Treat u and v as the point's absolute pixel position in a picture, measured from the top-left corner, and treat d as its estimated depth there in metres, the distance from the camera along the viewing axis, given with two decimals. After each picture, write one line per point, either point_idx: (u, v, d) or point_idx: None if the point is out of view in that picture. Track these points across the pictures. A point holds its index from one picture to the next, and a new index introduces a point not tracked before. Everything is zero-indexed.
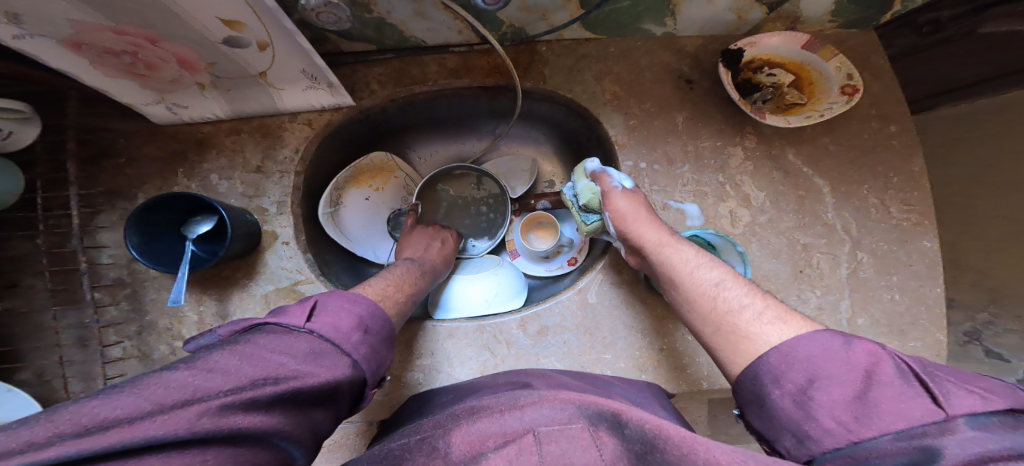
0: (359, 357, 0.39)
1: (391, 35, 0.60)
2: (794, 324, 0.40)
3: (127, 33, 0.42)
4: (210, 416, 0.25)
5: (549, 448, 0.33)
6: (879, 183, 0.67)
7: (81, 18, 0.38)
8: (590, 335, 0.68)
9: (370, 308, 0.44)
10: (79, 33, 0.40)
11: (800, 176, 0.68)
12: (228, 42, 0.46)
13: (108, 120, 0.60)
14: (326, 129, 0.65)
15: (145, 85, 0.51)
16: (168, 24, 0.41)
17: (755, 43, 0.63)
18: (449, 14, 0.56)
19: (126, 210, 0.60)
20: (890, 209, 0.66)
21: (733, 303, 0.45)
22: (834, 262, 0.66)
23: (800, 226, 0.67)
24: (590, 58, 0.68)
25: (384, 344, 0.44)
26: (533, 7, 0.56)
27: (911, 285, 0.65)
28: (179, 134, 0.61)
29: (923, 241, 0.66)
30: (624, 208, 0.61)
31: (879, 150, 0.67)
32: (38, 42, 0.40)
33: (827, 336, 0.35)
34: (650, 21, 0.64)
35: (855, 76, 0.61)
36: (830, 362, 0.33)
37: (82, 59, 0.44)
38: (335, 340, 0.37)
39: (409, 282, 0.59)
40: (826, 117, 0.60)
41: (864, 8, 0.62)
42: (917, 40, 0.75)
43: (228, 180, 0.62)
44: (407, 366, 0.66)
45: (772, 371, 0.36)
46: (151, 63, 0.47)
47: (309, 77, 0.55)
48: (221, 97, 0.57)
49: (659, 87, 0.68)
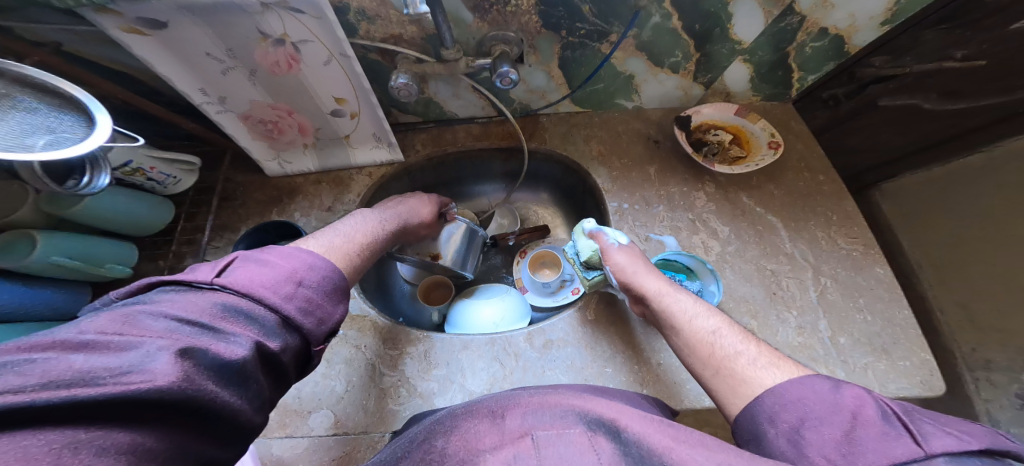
0: (291, 305, 0.40)
1: (434, 110, 0.84)
2: (784, 371, 0.47)
3: (277, 108, 0.65)
4: (93, 381, 0.24)
5: (546, 452, 0.40)
6: (821, 219, 0.82)
7: (258, 98, 0.62)
8: (591, 349, 0.73)
9: (307, 263, 0.46)
10: (250, 108, 0.64)
11: (755, 215, 0.83)
12: (332, 113, 0.68)
13: (233, 172, 0.77)
14: (382, 179, 0.81)
15: (272, 147, 0.73)
16: (301, 100, 0.64)
17: (698, 113, 0.86)
18: (476, 95, 0.79)
19: (230, 240, 0.71)
20: (838, 241, 0.79)
21: (730, 350, 0.52)
22: (802, 286, 0.75)
23: (763, 255, 0.79)
24: (580, 126, 0.91)
25: (326, 298, 0.45)
26: (534, 89, 0.80)
27: (877, 307, 0.73)
28: (279, 184, 0.77)
29: (875, 269, 0.77)
30: (622, 261, 0.70)
31: (814, 194, 0.84)
32: (225, 115, 0.64)
33: (820, 386, 0.42)
34: (621, 98, 0.87)
35: (777, 135, 0.83)
36: (816, 408, 0.40)
37: (243, 128, 0.67)
38: (253, 291, 0.38)
39: (373, 243, 0.63)
40: (761, 165, 0.79)
41: (774, 86, 0.85)
42: (831, 114, 0.97)
43: (306, 217, 0.74)
44: (423, 376, 0.69)
45: (768, 412, 0.43)
46: (281, 130, 0.69)
47: (376, 138, 0.76)
48: (315, 154, 0.77)
49: (633, 147, 0.88)
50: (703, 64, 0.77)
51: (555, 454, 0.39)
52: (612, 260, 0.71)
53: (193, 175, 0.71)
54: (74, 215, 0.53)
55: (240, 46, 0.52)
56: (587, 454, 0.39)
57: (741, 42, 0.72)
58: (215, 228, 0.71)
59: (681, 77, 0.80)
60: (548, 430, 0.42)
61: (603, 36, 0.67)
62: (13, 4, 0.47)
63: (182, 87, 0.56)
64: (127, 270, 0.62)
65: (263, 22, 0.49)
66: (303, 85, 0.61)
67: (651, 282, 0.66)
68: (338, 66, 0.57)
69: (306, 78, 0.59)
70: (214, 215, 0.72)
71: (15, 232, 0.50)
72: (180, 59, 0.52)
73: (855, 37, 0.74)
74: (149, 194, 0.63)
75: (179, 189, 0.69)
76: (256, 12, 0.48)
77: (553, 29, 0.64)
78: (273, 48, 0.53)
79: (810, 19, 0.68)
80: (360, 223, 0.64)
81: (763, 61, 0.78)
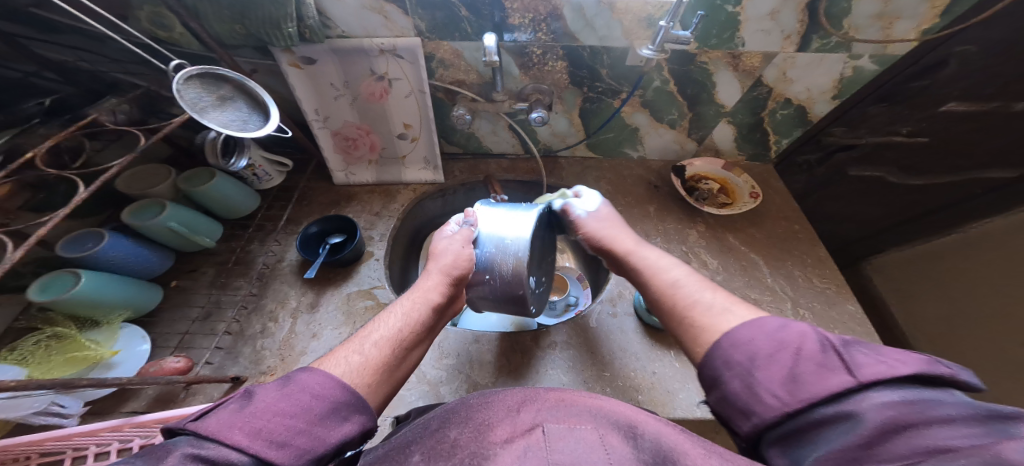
0: (265, 445, 0.32)
1: (473, 144, 1.01)
2: (745, 312, 0.44)
3: (360, 128, 0.86)
4: None
5: (558, 445, 0.37)
6: (799, 261, 0.91)
7: (350, 120, 0.84)
8: (593, 354, 0.75)
9: (297, 386, 0.38)
10: (341, 127, 0.85)
11: (740, 252, 0.92)
12: (398, 136, 0.88)
13: (305, 180, 0.93)
14: (423, 196, 0.95)
15: (345, 161, 0.90)
16: (379, 123, 0.86)
17: (691, 165, 1.03)
18: (510, 133, 0.97)
19: (292, 231, 0.84)
20: (814, 280, 0.87)
21: (689, 299, 0.48)
22: (783, 315, 0.81)
23: (749, 286, 0.86)
24: (593, 168, 1.06)
25: (321, 421, 0.36)
26: (557, 133, 0.98)
27: (854, 340, 0.77)
28: (340, 191, 0.92)
29: (847, 305, 0.83)
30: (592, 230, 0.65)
31: (791, 238, 0.95)
32: (322, 131, 0.85)
33: (742, 337, 0.39)
34: (628, 147, 1.04)
35: (756, 187, 0.98)
36: (735, 354, 0.39)
37: (330, 143, 0.87)
38: (217, 434, 0.31)
39: (404, 338, 0.49)
40: (743, 210, 0.94)
41: (755, 145, 1.04)
42: (809, 178, 1.14)
43: (357, 217, 0.88)
44: (432, 364, 0.73)
45: (722, 356, 0.40)
46: (358, 146, 0.88)
47: (426, 161, 0.93)
48: (375, 170, 0.93)
49: (636, 188, 1.03)
50: (695, 122, 0.96)
51: (567, 450, 0.36)
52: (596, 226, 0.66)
53: (280, 176, 0.90)
54: (197, 193, 0.72)
55: (354, 79, 0.77)
56: (600, 452, 0.36)
57: (724, 105, 0.91)
58: (287, 221, 0.85)
59: (678, 132, 0.99)
60: (560, 424, 0.40)
61: (615, 93, 0.86)
62: (227, 44, 0.71)
63: (303, 105, 0.79)
64: (212, 243, 0.77)
65: (375, 63, 0.74)
66: (385, 112, 0.84)
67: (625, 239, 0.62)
68: (415, 99, 0.80)
69: (389, 106, 0.82)
70: (289, 209, 0.87)
71: (149, 200, 0.68)
72: (311, 84, 0.76)
73: (814, 107, 0.92)
74: (248, 187, 0.82)
75: (267, 186, 0.88)
76: (374, 55, 0.73)
77: (577, 85, 0.83)
78: (374, 83, 0.78)
79: (775, 90, 0.87)
80: (388, 312, 0.52)
81: (743, 123, 0.96)
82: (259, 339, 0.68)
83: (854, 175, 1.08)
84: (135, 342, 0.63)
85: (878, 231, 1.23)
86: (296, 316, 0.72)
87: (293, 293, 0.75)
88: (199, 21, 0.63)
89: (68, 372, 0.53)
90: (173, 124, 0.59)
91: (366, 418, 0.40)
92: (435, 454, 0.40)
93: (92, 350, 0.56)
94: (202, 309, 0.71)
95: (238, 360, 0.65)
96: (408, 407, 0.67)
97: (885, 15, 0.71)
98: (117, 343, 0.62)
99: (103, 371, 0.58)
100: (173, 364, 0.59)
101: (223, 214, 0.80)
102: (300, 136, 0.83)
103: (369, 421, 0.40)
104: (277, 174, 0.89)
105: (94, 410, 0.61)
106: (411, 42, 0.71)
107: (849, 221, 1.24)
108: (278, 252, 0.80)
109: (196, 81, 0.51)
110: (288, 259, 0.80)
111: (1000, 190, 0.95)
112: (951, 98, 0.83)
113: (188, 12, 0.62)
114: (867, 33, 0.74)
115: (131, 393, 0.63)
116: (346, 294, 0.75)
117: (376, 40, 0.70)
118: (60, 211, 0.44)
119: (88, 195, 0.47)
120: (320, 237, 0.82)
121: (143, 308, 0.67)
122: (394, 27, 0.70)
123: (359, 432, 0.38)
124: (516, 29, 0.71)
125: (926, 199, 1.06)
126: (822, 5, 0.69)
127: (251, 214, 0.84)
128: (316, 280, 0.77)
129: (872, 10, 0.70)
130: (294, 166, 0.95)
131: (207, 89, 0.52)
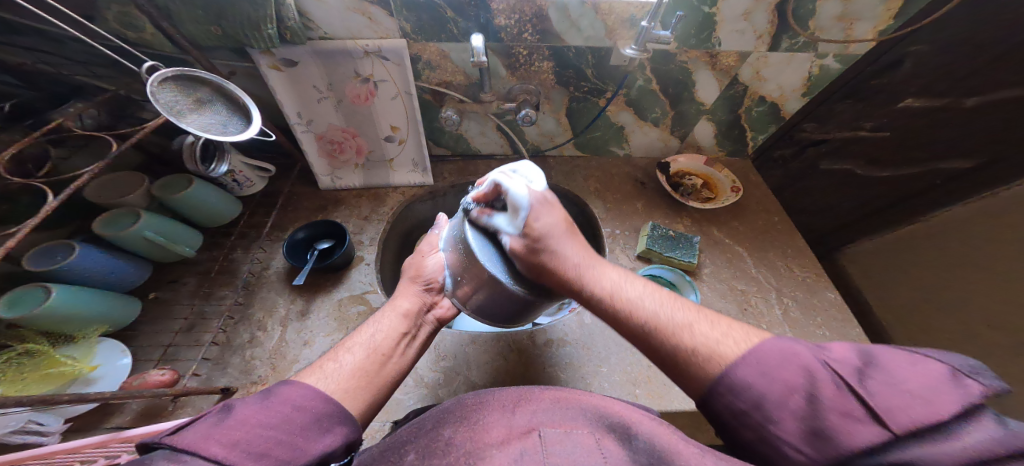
0: (243, 456, 0.31)
1: (462, 145, 1.01)
2: (740, 336, 0.42)
3: (346, 131, 0.85)
4: None
5: (554, 449, 0.36)
6: (779, 251, 0.94)
7: (335, 122, 0.83)
8: (588, 349, 0.76)
9: (278, 398, 0.37)
10: (326, 130, 0.84)
11: (725, 245, 0.95)
12: (386, 138, 0.87)
13: (289, 186, 0.91)
14: (412, 198, 0.94)
15: (331, 165, 0.89)
16: (365, 125, 0.85)
17: (674, 162, 1.06)
18: (498, 134, 0.98)
19: (278, 238, 0.82)
20: (794, 268, 0.91)
21: (675, 325, 0.44)
22: (768, 303, 0.84)
23: (735, 276, 0.88)
24: (581, 167, 1.07)
25: (302, 432, 0.36)
26: (545, 133, 0.99)
27: (833, 324, 0.81)
28: (325, 196, 0.91)
29: (826, 292, 0.86)
30: (546, 222, 0.49)
31: (771, 230, 0.99)
32: (306, 135, 0.83)
33: (773, 360, 0.38)
34: (614, 146, 1.06)
35: (737, 181, 1.01)
36: (772, 388, 0.37)
37: (315, 147, 0.86)
38: (194, 446, 0.30)
39: (381, 345, 0.48)
40: (727, 203, 0.96)
41: (733, 141, 1.08)
42: (786, 171, 1.19)
43: (345, 222, 0.86)
44: (428, 367, 0.72)
45: (751, 375, 0.38)
46: (344, 150, 0.87)
47: (413, 164, 0.92)
48: (362, 173, 0.92)
49: (624, 185, 1.04)
50: (676, 120, 0.99)
51: (564, 454, 0.35)
52: (537, 223, 0.49)
53: (262, 181, 0.88)
54: (175, 201, 0.70)
55: (338, 80, 0.76)
56: (596, 456, 0.36)
57: (704, 103, 0.94)
58: (272, 228, 0.83)
59: (661, 130, 1.01)
60: (557, 428, 0.39)
61: (601, 92, 0.88)
62: (202, 46, 0.69)
63: (285, 109, 0.78)
64: (193, 252, 0.74)
65: (360, 65, 0.74)
66: (371, 115, 0.84)
67: (573, 250, 0.49)
68: (401, 100, 0.81)
69: (374, 108, 0.82)
70: (275, 216, 0.85)
71: (123, 209, 0.66)
72: (293, 87, 0.76)
73: (786, 104, 0.97)
74: (227, 194, 0.79)
75: (249, 192, 0.86)
76: (358, 57, 0.73)
77: (563, 84, 0.85)
78: (359, 85, 0.77)
79: (751, 88, 0.91)
80: (374, 321, 0.51)
81: (722, 120, 1.00)
82: (247, 350, 0.66)
83: (825, 169, 1.14)
84: (115, 357, 0.60)
85: (847, 224, 1.28)
86: (286, 324, 0.70)
87: (281, 300, 0.73)
88: (175, 24, 0.62)
89: (46, 389, 0.50)
90: (147, 128, 0.56)
91: (349, 430, 0.39)
92: (431, 453, 0.39)
93: (70, 366, 0.53)
94: (185, 320, 0.68)
95: (226, 371, 0.63)
96: (405, 411, 0.66)
97: (847, 16, 0.75)
98: (95, 358, 0.59)
99: (82, 386, 0.55)
100: (157, 377, 0.56)
101: (203, 221, 0.78)
102: (284, 141, 0.82)
103: (353, 433, 0.40)
104: (260, 180, 0.87)
105: (75, 428, 0.58)
106: (396, 44, 0.71)
107: (824, 212, 1.29)
108: (264, 260, 0.78)
109: (172, 84, 0.50)
110: (275, 267, 0.77)
111: (955, 180, 0.99)
112: (909, 95, 0.89)
113: (162, 14, 0.60)
114: (831, 34, 0.78)
115: (115, 408, 0.61)
116: (337, 300, 0.73)
117: (360, 41, 0.70)
118: (29, 221, 0.43)
119: (57, 205, 0.45)
120: (308, 243, 0.80)
121: (122, 323, 0.64)
122: (378, 28, 0.70)
123: (343, 444, 0.38)
124: (503, 30, 0.72)
125: (894, 193, 1.11)
126: (791, 7, 0.73)
127: (233, 221, 0.82)
128: (305, 286, 0.75)
129: (836, 11, 0.74)
130: (277, 172, 0.93)
131: (183, 92, 0.51)
